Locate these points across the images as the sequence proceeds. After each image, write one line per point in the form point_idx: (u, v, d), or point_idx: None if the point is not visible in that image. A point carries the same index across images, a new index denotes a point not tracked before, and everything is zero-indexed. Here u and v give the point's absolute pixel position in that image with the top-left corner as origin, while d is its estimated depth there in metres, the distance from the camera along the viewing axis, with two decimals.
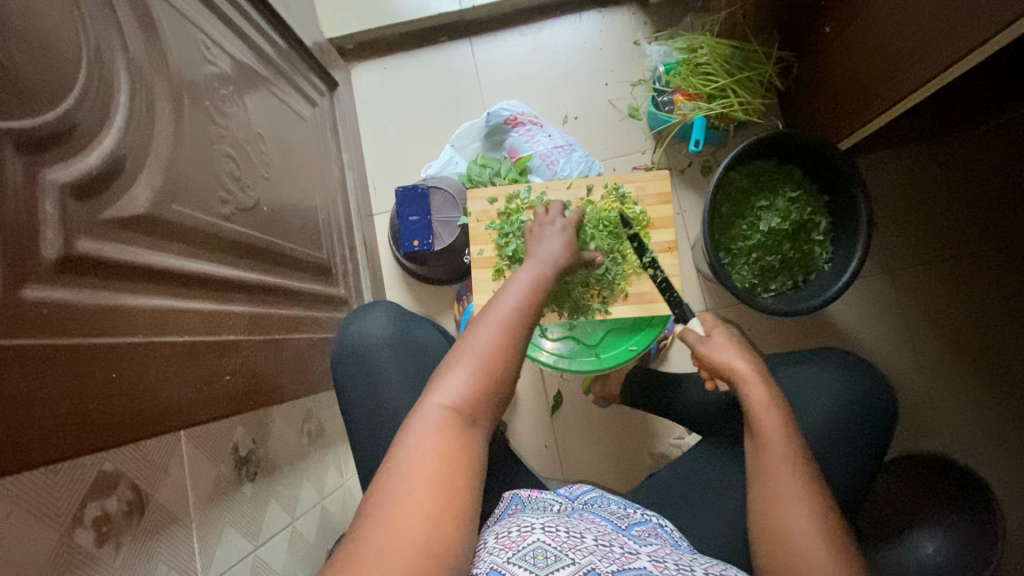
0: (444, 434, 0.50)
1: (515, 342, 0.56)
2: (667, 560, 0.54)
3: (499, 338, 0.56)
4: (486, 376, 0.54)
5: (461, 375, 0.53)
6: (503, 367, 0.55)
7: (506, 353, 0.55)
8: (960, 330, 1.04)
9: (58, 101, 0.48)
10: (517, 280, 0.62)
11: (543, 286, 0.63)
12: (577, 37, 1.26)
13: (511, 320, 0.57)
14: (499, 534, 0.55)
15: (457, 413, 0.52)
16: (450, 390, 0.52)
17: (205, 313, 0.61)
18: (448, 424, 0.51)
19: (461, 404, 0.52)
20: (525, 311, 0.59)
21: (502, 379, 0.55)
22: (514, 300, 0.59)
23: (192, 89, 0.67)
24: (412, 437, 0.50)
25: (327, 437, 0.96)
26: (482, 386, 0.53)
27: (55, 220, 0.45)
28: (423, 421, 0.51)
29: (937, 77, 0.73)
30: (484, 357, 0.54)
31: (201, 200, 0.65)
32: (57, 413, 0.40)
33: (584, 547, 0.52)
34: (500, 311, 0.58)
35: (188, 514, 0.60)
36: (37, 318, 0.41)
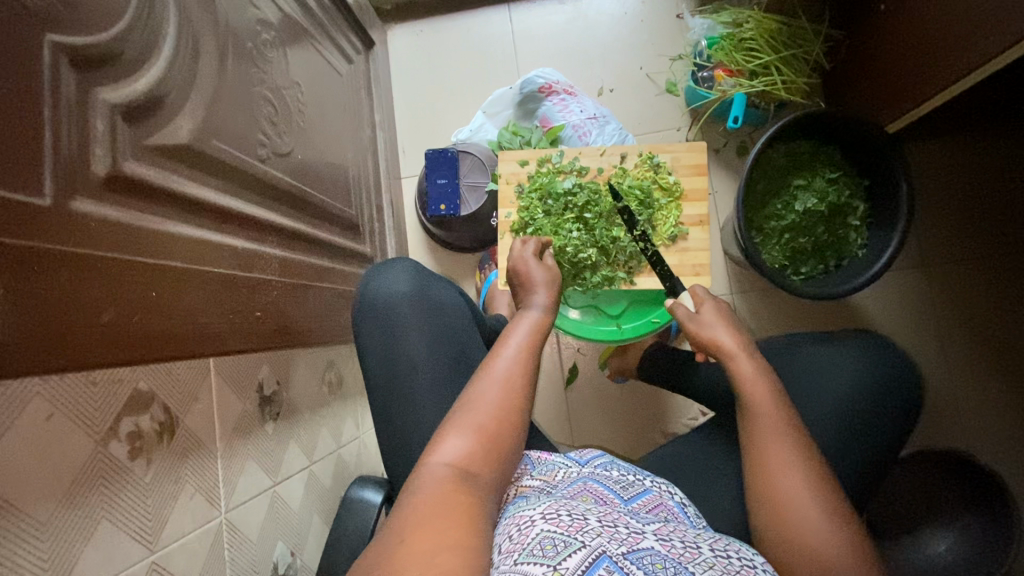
0: (449, 486, 0.50)
1: (516, 405, 0.58)
2: (672, 538, 0.53)
3: (499, 399, 0.57)
4: (486, 438, 0.55)
5: (460, 436, 0.54)
6: (504, 424, 0.56)
7: (505, 415, 0.57)
8: (994, 328, 1.01)
9: (110, 23, 0.49)
10: (514, 335, 0.63)
11: (538, 339, 0.65)
12: (618, 8, 1.23)
13: (510, 378, 0.59)
14: (502, 538, 0.52)
15: (458, 471, 0.52)
16: (449, 451, 0.53)
17: (239, 250, 0.62)
18: (450, 479, 0.50)
19: (462, 461, 0.53)
20: (522, 367, 0.60)
21: (502, 442, 0.56)
22: (513, 356, 0.61)
23: (236, 30, 0.68)
24: (415, 492, 0.49)
25: (346, 389, 0.98)
26: (481, 447, 0.54)
27: (104, 139, 0.46)
28: (425, 479, 0.50)
29: (996, 57, 0.69)
30: (483, 419, 0.56)
31: (240, 140, 0.66)
32: (100, 320, 0.42)
33: (591, 529, 0.50)
34: (498, 368, 0.60)
35: (213, 442, 0.62)
36: (83, 230, 0.42)
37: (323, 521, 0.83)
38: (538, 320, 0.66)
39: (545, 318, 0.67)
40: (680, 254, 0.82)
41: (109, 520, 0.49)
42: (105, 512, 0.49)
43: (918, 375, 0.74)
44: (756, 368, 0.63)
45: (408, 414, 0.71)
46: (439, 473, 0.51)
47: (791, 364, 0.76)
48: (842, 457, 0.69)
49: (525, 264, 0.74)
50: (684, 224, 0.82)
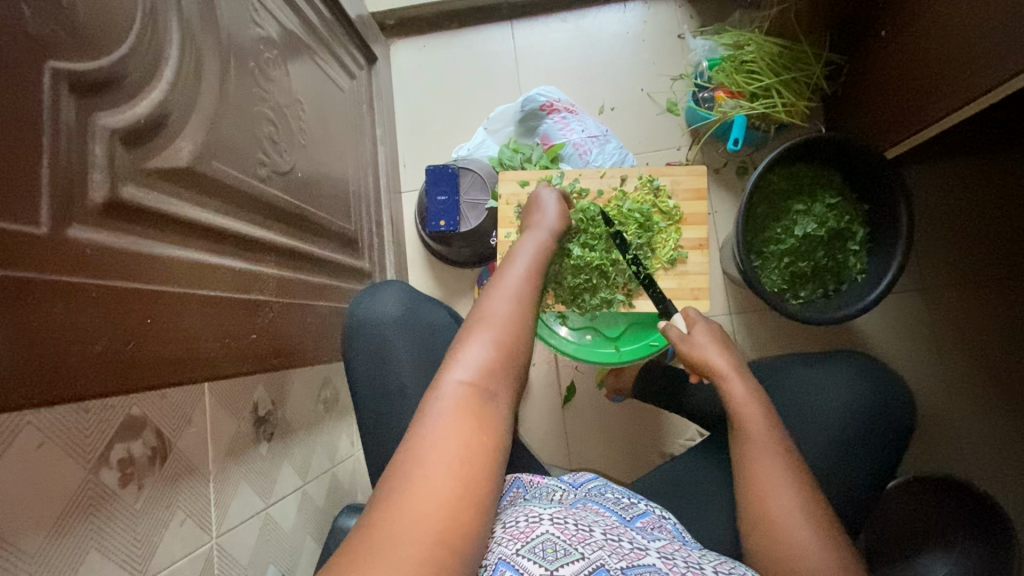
0: (467, 416, 0.49)
1: (528, 315, 0.59)
2: (675, 558, 0.52)
3: (513, 309, 0.58)
4: (504, 348, 0.55)
5: (479, 346, 0.54)
6: (519, 336, 0.57)
7: (520, 320, 0.58)
8: (991, 352, 1.01)
9: (113, 47, 0.48)
10: (522, 257, 0.65)
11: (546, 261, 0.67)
12: (620, 28, 1.24)
13: (521, 291, 0.60)
14: (506, 524, 0.53)
15: (477, 389, 0.51)
16: (468, 364, 0.53)
17: (236, 271, 0.61)
18: (469, 400, 0.50)
19: (479, 378, 0.52)
20: (531, 286, 0.62)
21: (519, 354, 0.56)
22: (523, 275, 0.63)
23: (239, 50, 0.68)
24: (434, 416, 0.48)
25: (341, 407, 0.97)
26: (499, 357, 0.54)
27: (103, 164, 0.46)
28: (441, 398, 0.50)
29: (1000, 86, 0.69)
30: (501, 328, 0.56)
31: (240, 160, 0.66)
32: (93, 350, 0.42)
33: (593, 542, 0.50)
34: (509, 284, 0.61)
35: (206, 465, 0.62)
36: (78, 257, 0.42)
37: (316, 542, 0.82)
38: (545, 243, 0.68)
39: (551, 242, 0.70)
40: (680, 278, 0.82)
41: (97, 549, 0.49)
42: (94, 541, 0.48)
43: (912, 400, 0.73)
44: (751, 390, 0.63)
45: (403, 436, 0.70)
46: (459, 389, 0.51)
47: (784, 385, 0.76)
48: (832, 483, 0.69)
49: (536, 201, 0.77)
50: (684, 248, 0.82)
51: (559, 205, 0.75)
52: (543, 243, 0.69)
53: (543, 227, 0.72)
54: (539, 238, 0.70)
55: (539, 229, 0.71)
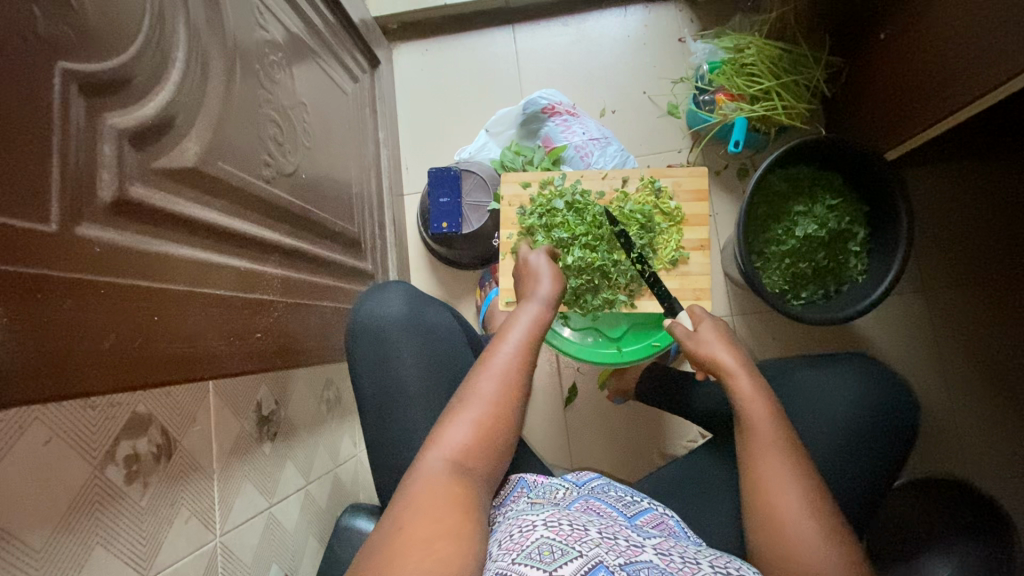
0: (445, 479, 0.52)
1: (513, 400, 0.59)
2: (672, 553, 0.53)
3: (496, 392, 0.58)
4: (485, 430, 0.57)
5: (459, 429, 0.56)
6: (501, 421, 0.58)
7: (503, 405, 0.58)
8: (992, 352, 1.01)
9: (121, 49, 0.49)
10: (515, 330, 0.63)
11: (539, 336, 0.64)
12: (621, 31, 1.25)
13: (508, 374, 0.59)
14: (501, 538, 0.53)
15: (455, 468, 0.54)
16: (447, 445, 0.55)
17: (241, 270, 0.62)
18: (445, 476, 0.53)
19: (459, 454, 0.55)
20: (520, 366, 0.60)
21: (500, 433, 0.57)
22: (513, 355, 0.61)
23: (244, 51, 0.68)
24: (413, 482, 0.52)
25: (344, 407, 0.97)
26: (478, 439, 0.56)
27: (111, 164, 0.47)
28: (422, 470, 0.53)
29: (998, 88, 0.69)
30: (483, 413, 0.57)
31: (245, 160, 0.66)
32: (102, 346, 0.42)
33: (590, 540, 0.50)
34: (496, 364, 0.60)
35: (210, 463, 0.62)
36: (86, 254, 0.42)
37: (318, 542, 0.82)
38: (539, 316, 0.65)
39: (546, 314, 0.66)
40: (681, 278, 0.83)
41: (103, 546, 0.49)
42: (99, 538, 0.49)
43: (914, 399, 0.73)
44: (756, 386, 0.62)
45: (407, 436, 0.71)
46: (437, 467, 0.53)
47: (785, 387, 0.76)
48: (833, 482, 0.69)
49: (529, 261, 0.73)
50: (686, 249, 0.83)
51: (551, 268, 0.70)
52: (536, 312, 0.65)
53: (538, 296, 0.67)
54: (533, 308, 0.65)
55: (535, 298, 0.66)
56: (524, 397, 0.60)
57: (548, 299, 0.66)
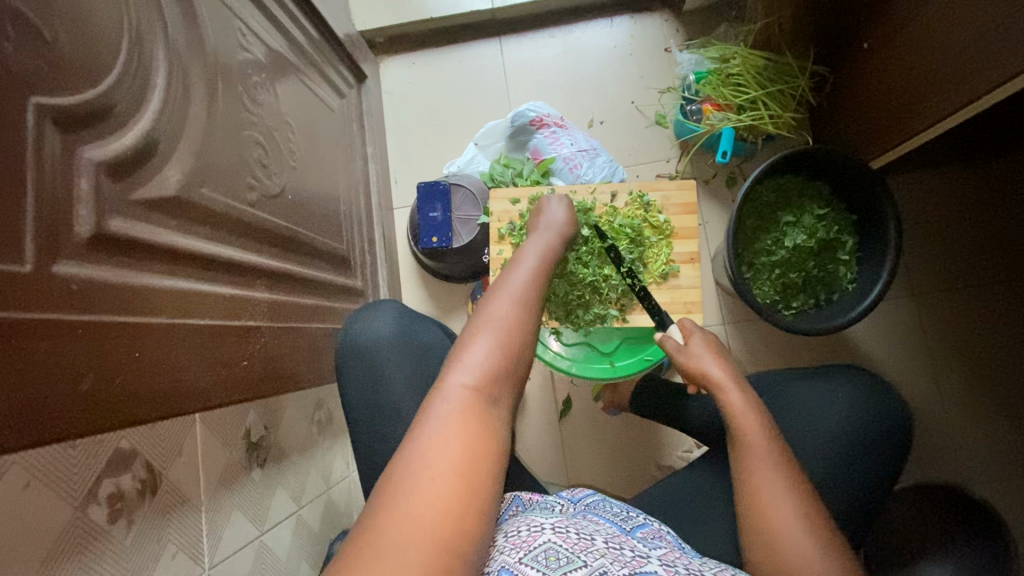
0: (471, 404, 0.49)
1: (530, 321, 0.57)
2: (677, 565, 0.52)
3: (514, 313, 0.57)
4: (506, 350, 0.54)
5: (480, 351, 0.53)
6: (522, 340, 0.55)
7: (521, 326, 0.56)
8: (982, 357, 1.02)
9: (98, 79, 0.48)
10: (526, 261, 0.64)
11: (549, 267, 0.65)
12: (607, 42, 1.25)
13: (524, 295, 0.59)
14: (509, 532, 0.53)
15: (480, 390, 0.51)
16: (470, 366, 0.52)
17: (226, 298, 0.61)
18: (472, 401, 0.49)
19: (481, 377, 0.52)
20: (534, 288, 0.60)
21: (520, 356, 0.55)
22: (526, 281, 0.61)
23: (226, 74, 0.68)
24: (437, 414, 0.48)
25: (336, 427, 0.96)
26: (501, 361, 0.53)
27: (89, 198, 0.46)
28: (445, 398, 0.49)
29: (970, 105, 0.72)
30: (502, 334, 0.55)
31: (229, 185, 0.65)
32: (81, 389, 0.41)
33: (595, 550, 0.50)
34: (512, 288, 0.59)
35: (198, 495, 0.61)
36: (65, 293, 0.42)
37: (311, 568, 0.81)
38: (548, 250, 0.66)
39: (553, 250, 0.67)
40: (672, 291, 0.82)
41: None
42: None
43: (908, 410, 0.73)
44: (746, 399, 0.62)
45: None
46: (461, 390, 0.50)
47: (778, 401, 0.76)
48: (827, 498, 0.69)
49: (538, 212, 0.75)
50: (676, 262, 0.83)
51: (560, 214, 0.73)
52: (546, 247, 0.67)
53: (545, 237, 0.69)
54: (541, 245, 0.67)
55: (543, 239, 0.68)
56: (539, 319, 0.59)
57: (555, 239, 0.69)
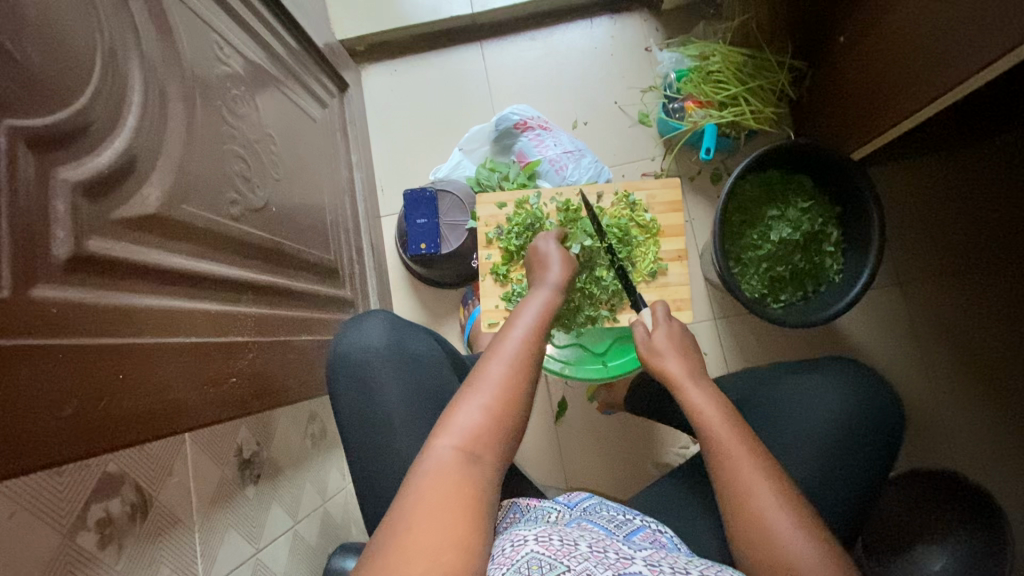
0: (455, 468, 0.50)
1: (522, 384, 0.57)
2: (662, 564, 0.52)
3: (507, 375, 0.57)
4: (495, 416, 0.54)
5: (468, 414, 0.54)
6: (512, 405, 0.55)
7: (513, 391, 0.56)
8: (968, 342, 1.03)
9: (71, 99, 0.48)
10: (525, 315, 0.63)
11: (548, 321, 0.64)
12: (588, 43, 1.25)
13: (520, 357, 0.58)
14: (494, 551, 0.53)
15: (465, 453, 0.52)
16: (457, 430, 0.53)
17: (212, 314, 0.60)
18: (455, 466, 0.51)
19: (469, 442, 0.52)
20: (529, 347, 0.60)
21: (510, 421, 0.55)
22: (522, 338, 0.60)
23: (204, 87, 0.67)
24: (421, 475, 0.50)
25: (329, 440, 0.95)
26: (489, 425, 0.54)
27: (66, 219, 0.45)
28: (432, 459, 0.51)
29: (945, 94, 0.73)
30: (492, 398, 0.55)
31: (211, 199, 0.65)
32: (63, 414, 0.41)
33: (579, 554, 0.50)
34: (508, 348, 0.59)
35: (190, 516, 0.60)
36: (44, 317, 0.41)
37: None
38: (549, 300, 0.65)
39: (555, 300, 0.66)
40: (661, 289, 0.83)
41: None
42: None
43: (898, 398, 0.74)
44: (707, 398, 0.63)
45: (395, 470, 0.69)
46: (445, 456, 0.51)
47: (771, 397, 0.77)
48: (819, 495, 0.69)
49: (540, 253, 0.73)
50: (664, 260, 0.83)
51: (562, 256, 0.71)
52: (546, 296, 0.66)
53: (546, 282, 0.68)
54: (543, 294, 0.66)
55: (544, 284, 0.68)
56: (533, 381, 0.59)
57: (558, 285, 0.68)
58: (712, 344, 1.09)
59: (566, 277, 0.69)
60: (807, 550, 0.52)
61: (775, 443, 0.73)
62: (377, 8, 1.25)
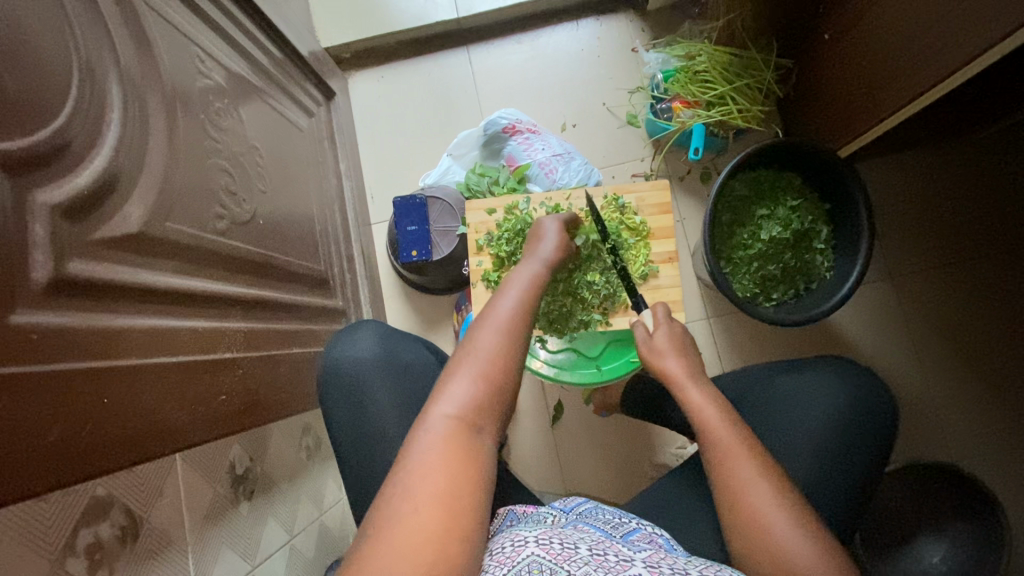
0: (453, 439, 0.50)
1: (516, 349, 0.56)
2: (661, 565, 0.52)
3: (500, 341, 0.55)
4: (491, 381, 0.53)
5: (463, 382, 0.53)
6: (507, 372, 0.54)
7: (508, 356, 0.55)
8: (960, 335, 1.03)
9: (48, 120, 0.47)
10: (516, 281, 0.61)
11: (541, 287, 0.62)
12: (574, 45, 1.25)
13: (512, 322, 0.57)
14: (493, 552, 0.53)
15: (463, 421, 0.51)
16: (453, 399, 0.52)
17: (200, 332, 0.60)
18: (454, 434, 0.50)
19: (465, 411, 0.51)
20: (523, 312, 0.58)
21: (506, 385, 0.54)
22: (515, 305, 0.59)
23: (186, 102, 0.66)
24: (420, 447, 0.49)
25: (325, 452, 0.94)
26: (485, 391, 0.53)
27: (45, 242, 0.44)
28: (429, 430, 0.50)
29: (933, 88, 0.73)
30: (487, 364, 0.54)
31: (196, 215, 0.64)
32: (46, 441, 0.40)
33: (579, 559, 0.50)
34: (500, 314, 0.57)
35: (183, 536, 0.60)
36: (25, 344, 0.40)
37: None
38: (542, 268, 0.64)
39: (548, 267, 0.65)
40: (653, 292, 0.82)
41: None
42: None
43: (891, 393, 0.74)
44: (706, 394, 0.63)
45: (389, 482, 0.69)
46: (441, 428, 0.50)
47: (766, 397, 0.77)
48: (813, 496, 0.69)
49: (538, 228, 0.71)
50: (655, 262, 0.83)
51: (560, 231, 0.70)
52: (539, 264, 0.64)
53: (538, 252, 0.67)
54: (535, 262, 0.65)
55: (536, 255, 0.66)
56: (524, 348, 0.57)
57: (550, 253, 0.66)
58: (706, 344, 1.09)
59: (558, 244, 0.68)
60: (803, 550, 0.52)
61: (769, 443, 0.73)
62: (362, 15, 1.24)
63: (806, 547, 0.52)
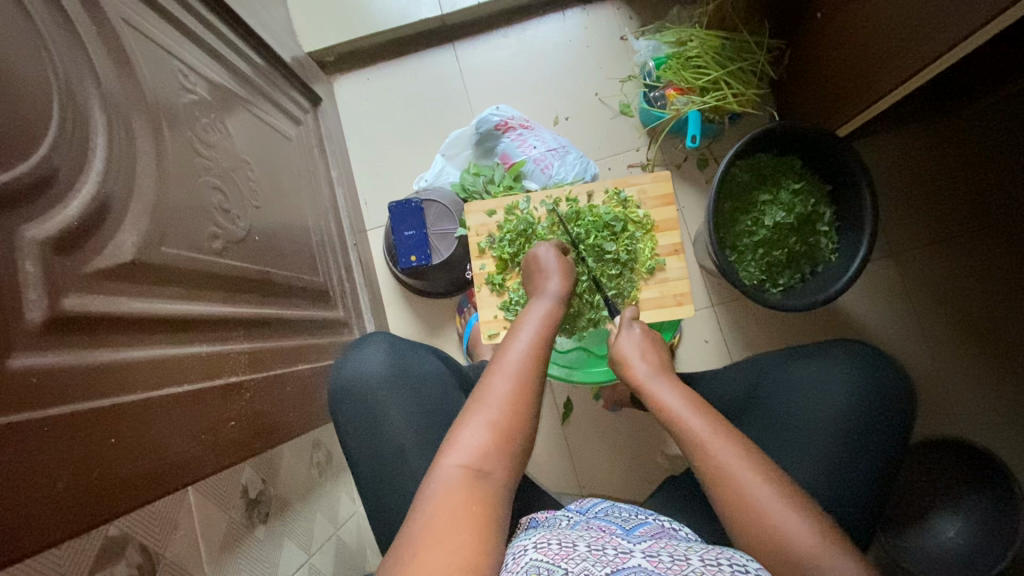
0: (462, 486, 0.50)
1: (526, 397, 0.56)
2: (661, 554, 0.50)
3: (511, 390, 0.56)
4: (501, 431, 0.54)
5: (474, 433, 0.53)
6: (517, 420, 0.55)
7: (518, 405, 0.55)
8: (966, 308, 1.03)
9: (31, 150, 0.45)
10: (525, 328, 0.63)
11: (550, 330, 0.64)
12: (562, 36, 1.23)
13: (524, 369, 0.58)
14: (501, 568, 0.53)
15: (473, 469, 0.51)
16: (464, 449, 0.52)
17: (204, 358, 0.58)
18: (465, 483, 0.50)
19: (476, 460, 0.52)
20: (533, 358, 0.60)
21: (518, 431, 0.55)
22: (525, 350, 0.60)
23: (172, 119, 0.64)
24: (429, 496, 0.49)
25: (337, 466, 0.93)
26: (496, 440, 0.53)
27: (38, 280, 0.43)
28: (438, 481, 0.50)
29: (932, 64, 0.71)
30: (497, 413, 0.54)
31: (191, 238, 0.62)
32: (54, 490, 0.38)
33: (576, 556, 0.49)
34: (511, 361, 0.59)
35: (200, 568, 0.59)
36: (24, 391, 0.39)
37: None
38: (550, 309, 0.65)
39: (558, 308, 0.66)
40: (660, 285, 0.81)
41: None
42: None
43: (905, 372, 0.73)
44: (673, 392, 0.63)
45: (407, 497, 0.67)
46: (452, 477, 0.50)
47: (777, 385, 0.76)
48: (838, 484, 0.68)
49: (534, 260, 0.73)
50: (661, 255, 0.82)
51: (554, 257, 0.72)
52: (547, 306, 0.66)
53: (546, 293, 0.68)
54: (543, 304, 0.66)
55: (543, 295, 0.68)
56: (536, 395, 0.58)
57: (558, 293, 0.68)
58: (712, 332, 1.09)
59: (565, 283, 0.70)
60: (806, 535, 0.51)
61: (788, 432, 0.72)
62: (343, 17, 1.21)
63: (813, 534, 0.51)
